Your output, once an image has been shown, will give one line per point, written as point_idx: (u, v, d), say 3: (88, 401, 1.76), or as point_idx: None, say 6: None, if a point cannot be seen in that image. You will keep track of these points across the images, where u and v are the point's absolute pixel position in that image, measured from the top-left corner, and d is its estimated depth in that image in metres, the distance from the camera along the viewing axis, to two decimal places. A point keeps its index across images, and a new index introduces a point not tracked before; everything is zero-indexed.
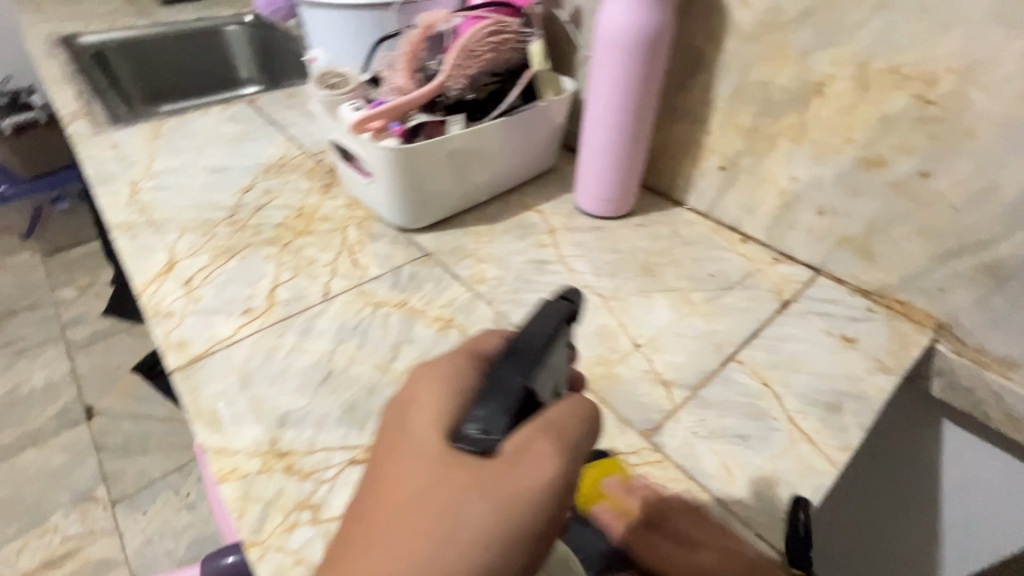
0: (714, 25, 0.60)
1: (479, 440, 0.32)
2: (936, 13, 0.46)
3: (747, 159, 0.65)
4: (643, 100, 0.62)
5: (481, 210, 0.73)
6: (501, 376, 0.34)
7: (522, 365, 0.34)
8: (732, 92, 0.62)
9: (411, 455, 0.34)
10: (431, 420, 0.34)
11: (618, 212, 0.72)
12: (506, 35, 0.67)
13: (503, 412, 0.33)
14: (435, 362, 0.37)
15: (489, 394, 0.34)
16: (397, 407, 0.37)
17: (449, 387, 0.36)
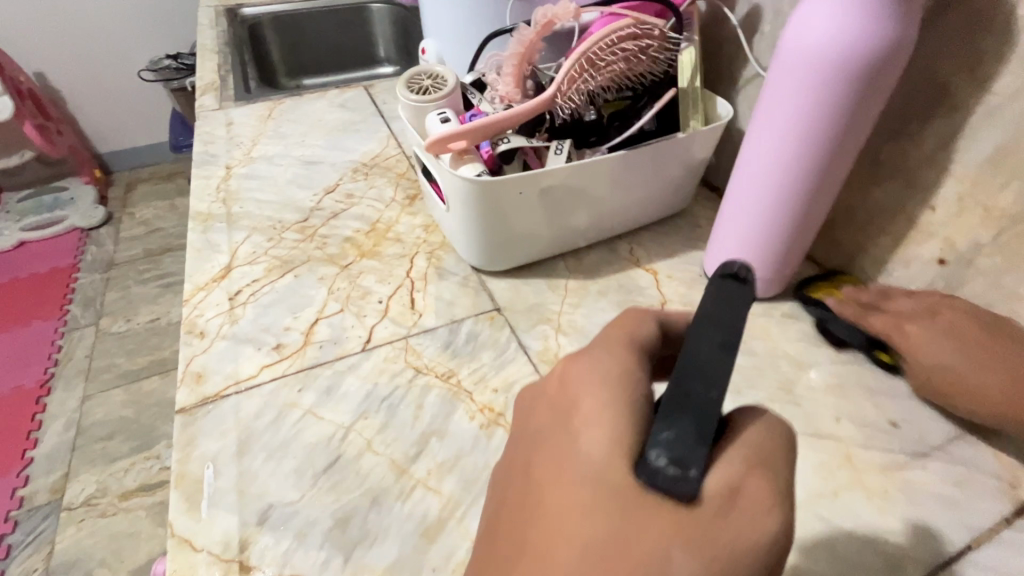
0: (980, 50, 0.38)
1: (674, 471, 0.22)
2: None
3: (992, 259, 0.42)
4: (851, 137, 0.41)
5: (577, 257, 0.58)
6: (684, 378, 0.23)
7: (712, 372, 0.23)
8: (987, 157, 0.40)
9: (578, 478, 0.23)
10: (601, 430, 0.24)
11: (765, 293, 0.52)
12: (649, 40, 0.50)
13: (698, 439, 0.22)
14: (590, 359, 0.27)
15: (672, 411, 0.23)
16: (550, 413, 0.27)
17: (619, 393, 0.25)
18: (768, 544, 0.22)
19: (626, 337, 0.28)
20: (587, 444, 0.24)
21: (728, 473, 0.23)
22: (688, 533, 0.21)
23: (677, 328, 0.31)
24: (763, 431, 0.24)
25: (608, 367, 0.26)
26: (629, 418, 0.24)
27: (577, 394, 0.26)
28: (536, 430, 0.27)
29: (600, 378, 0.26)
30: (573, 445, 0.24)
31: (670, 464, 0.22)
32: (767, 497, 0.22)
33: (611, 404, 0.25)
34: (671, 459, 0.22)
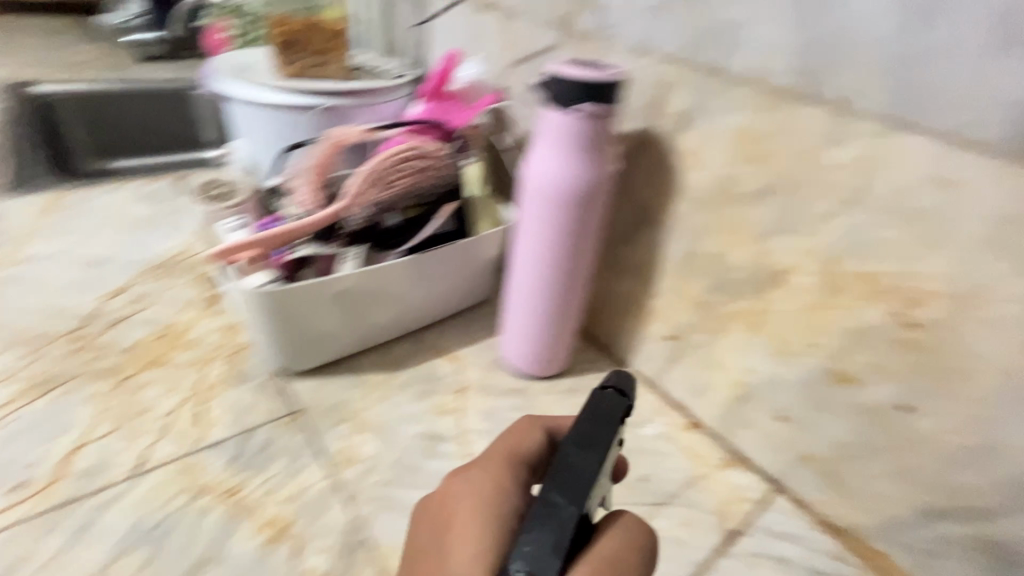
0: (663, 183, 0.52)
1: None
2: (919, 225, 0.37)
3: (698, 335, 0.54)
4: (575, 263, 0.52)
5: (386, 350, 0.61)
6: (553, 494, 0.29)
7: (577, 484, 0.30)
8: (682, 259, 0.53)
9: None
10: (471, 543, 0.30)
11: (548, 371, 0.60)
12: (433, 159, 0.58)
13: (554, 551, 0.28)
14: (468, 478, 0.34)
15: (540, 522, 0.29)
16: (440, 522, 0.33)
17: (488, 510, 0.32)
18: None
19: (513, 451, 0.36)
20: (457, 557, 0.30)
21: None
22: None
23: (560, 437, 0.39)
24: (613, 537, 0.32)
25: (483, 483, 0.33)
26: (495, 528, 0.31)
27: (455, 509, 0.33)
28: (426, 545, 0.33)
29: (475, 504, 0.32)
30: (448, 558, 0.31)
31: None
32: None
33: (481, 522, 0.31)
34: (529, 570, 0.27)
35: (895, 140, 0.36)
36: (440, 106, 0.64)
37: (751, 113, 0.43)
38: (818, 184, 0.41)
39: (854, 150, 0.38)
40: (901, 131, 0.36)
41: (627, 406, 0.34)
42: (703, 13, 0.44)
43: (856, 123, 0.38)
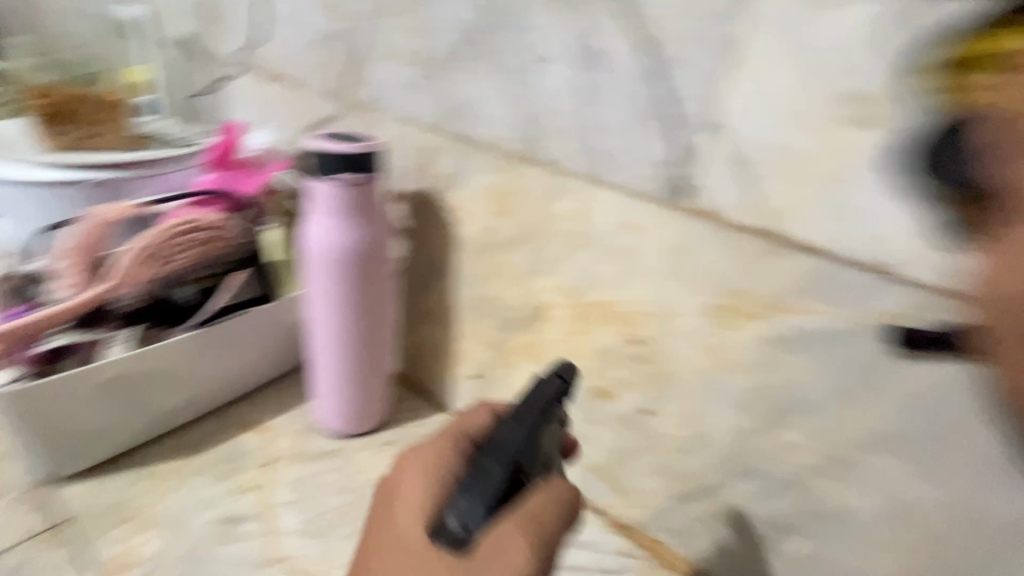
0: (446, 237, 0.57)
1: (458, 529, 0.34)
2: (622, 259, 0.44)
3: (496, 371, 0.59)
4: (369, 323, 0.54)
5: (187, 434, 0.60)
6: (484, 464, 0.35)
7: (502, 453, 0.35)
8: (471, 303, 0.58)
9: (399, 538, 0.35)
10: (417, 505, 0.36)
11: (365, 428, 0.61)
12: (212, 228, 0.56)
13: (482, 506, 0.34)
14: (421, 449, 0.38)
15: (472, 484, 0.35)
16: (385, 493, 0.38)
17: (432, 475, 0.37)
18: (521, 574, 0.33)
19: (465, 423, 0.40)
20: (403, 520, 0.36)
21: (496, 536, 0.33)
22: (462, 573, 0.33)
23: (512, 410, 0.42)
24: (540, 498, 0.35)
25: (430, 453, 0.38)
26: (437, 492, 0.36)
27: (405, 478, 0.37)
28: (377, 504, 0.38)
29: (423, 476, 0.37)
30: (394, 522, 0.36)
31: (458, 525, 0.34)
32: (520, 550, 0.33)
33: (429, 490, 0.36)
34: (459, 523, 0.34)
35: (594, 192, 0.44)
36: (228, 175, 0.63)
37: (496, 173, 0.50)
38: (554, 230, 0.48)
39: (572, 201, 0.46)
40: (596, 185, 0.44)
41: (560, 389, 0.37)
42: (447, 89, 0.51)
43: (568, 178, 0.45)
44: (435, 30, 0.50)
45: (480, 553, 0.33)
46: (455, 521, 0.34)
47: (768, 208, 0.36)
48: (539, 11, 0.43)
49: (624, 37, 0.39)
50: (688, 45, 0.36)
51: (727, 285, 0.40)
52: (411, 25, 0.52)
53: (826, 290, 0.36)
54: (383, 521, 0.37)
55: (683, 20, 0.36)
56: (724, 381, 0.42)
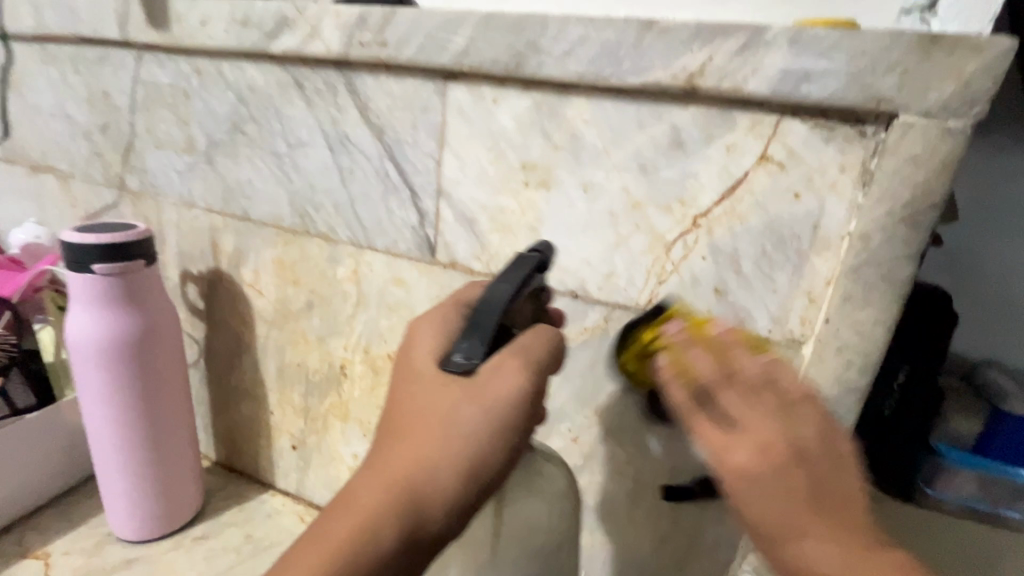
0: (242, 312, 0.58)
1: (462, 360, 0.30)
2: (399, 312, 0.49)
3: (312, 438, 0.59)
4: (155, 411, 0.53)
5: None
6: (477, 307, 0.32)
7: (491, 300, 0.31)
8: (277, 374, 0.58)
9: (414, 379, 0.31)
10: (428, 349, 0.32)
11: (168, 527, 0.58)
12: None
13: (483, 337, 0.30)
14: (429, 310, 0.34)
15: (472, 322, 0.31)
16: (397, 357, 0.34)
17: (442, 323, 0.33)
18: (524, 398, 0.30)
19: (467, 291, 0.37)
20: (418, 357, 0.32)
21: (497, 359, 0.30)
22: (471, 395, 0.30)
23: None
24: (536, 330, 0.32)
25: (436, 308, 0.34)
26: (447, 338, 0.32)
27: (414, 329, 0.34)
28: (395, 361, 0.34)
29: (428, 328, 0.33)
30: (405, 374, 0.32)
31: (464, 359, 0.30)
32: (521, 371, 0.30)
33: (436, 336, 0.33)
34: (463, 355, 0.30)
35: (365, 256, 0.49)
36: None
37: (278, 247, 0.53)
38: (339, 293, 0.52)
39: (348, 266, 0.50)
40: (364, 250, 0.49)
41: (541, 257, 0.35)
42: (220, 174, 0.54)
43: (341, 247, 0.50)
44: (202, 120, 0.53)
45: (483, 376, 0.30)
46: (460, 355, 0.30)
47: (495, 256, 0.44)
48: (290, 103, 0.48)
49: (361, 124, 0.45)
50: (410, 131, 0.44)
51: None
52: (178, 116, 0.54)
53: None
54: (399, 370, 0.33)
55: (402, 112, 0.43)
56: None
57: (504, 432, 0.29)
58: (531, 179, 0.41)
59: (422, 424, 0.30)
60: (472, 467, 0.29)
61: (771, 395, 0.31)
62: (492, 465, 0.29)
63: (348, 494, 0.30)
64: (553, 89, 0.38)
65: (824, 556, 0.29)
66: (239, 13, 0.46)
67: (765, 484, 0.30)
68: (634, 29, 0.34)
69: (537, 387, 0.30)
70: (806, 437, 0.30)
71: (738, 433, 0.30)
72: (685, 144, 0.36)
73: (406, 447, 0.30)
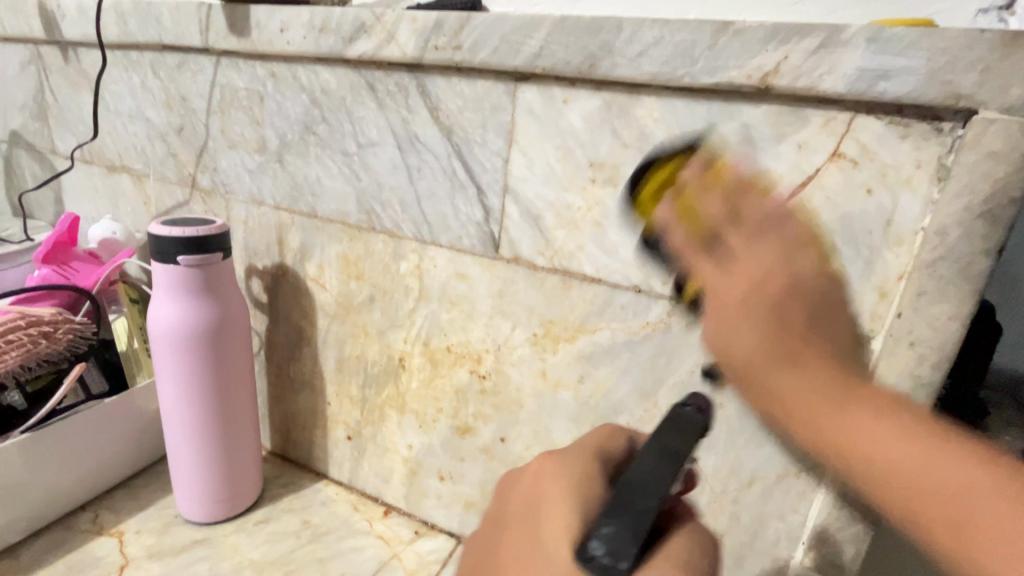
0: (304, 305, 0.60)
1: (608, 562, 0.25)
2: (460, 305, 0.51)
3: (367, 428, 0.61)
4: (226, 396, 0.55)
5: (26, 547, 0.57)
6: (630, 487, 0.28)
7: (648, 482, 0.28)
8: (336, 366, 0.61)
9: (542, 575, 0.26)
10: (563, 528, 0.27)
11: (231, 510, 0.60)
12: (37, 327, 0.53)
13: (636, 536, 0.26)
14: (567, 470, 0.30)
15: (622, 508, 0.27)
16: (521, 516, 0.30)
17: (581, 495, 0.28)
18: None
19: (603, 444, 0.33)
20: (548, 538, 0.27)
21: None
22: None
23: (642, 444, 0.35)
24: (687, 538, 0.28)
25: (572, 469, 0.30)
26: (584, 519, 0.27)
27: (545, 491, 0.29)
28: (513, 518, 0.30)
29: (562, 499, 0.28)
30: (535, 547, 0.27)
31: (607, 555, 0.25)
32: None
33: (572, 513, 0.27)
34: (608, 553, 0.25)
35: (428, 251, 0.51)
36: (65, 265, 0.62)
37: (343, 243, 0.55)
38: (401, 287, 0.54)
39: (412, 261, 0.52)
40: (429, 245, 0.51)
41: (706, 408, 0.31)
42: (290, 173, 0.56)
43: (406, 242, 0.52)
44: (275, 122, 0.55)
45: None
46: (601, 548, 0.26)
47: (559, 251, 0.45)
48: (361, 105, 0.50)
49: (431, 125, 0.47)
50: (479, 130, 0.45)
51: (542, 317, 0.48)
52: (251, 118, 0.57)
53: (611, 312, 0.45)
54: (521, 541, 0.29)
55: (472, 112, 0.45)
56: (556, 399, 0.50)
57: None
58: (599, 177, 0.42)
59: None
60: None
61: (772, 233, 0.32)
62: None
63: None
64: (624, 89, 0.40)
65: (796, 386, 0.29)
66: (318, 20, 0.48)
67: (758, 306, 0.30)
68: (709, 30, 0.35)
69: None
70: (809, 276, 0.31)
71: (723, 274, 0.32)
72: (756, 141, 0.37)
73: None
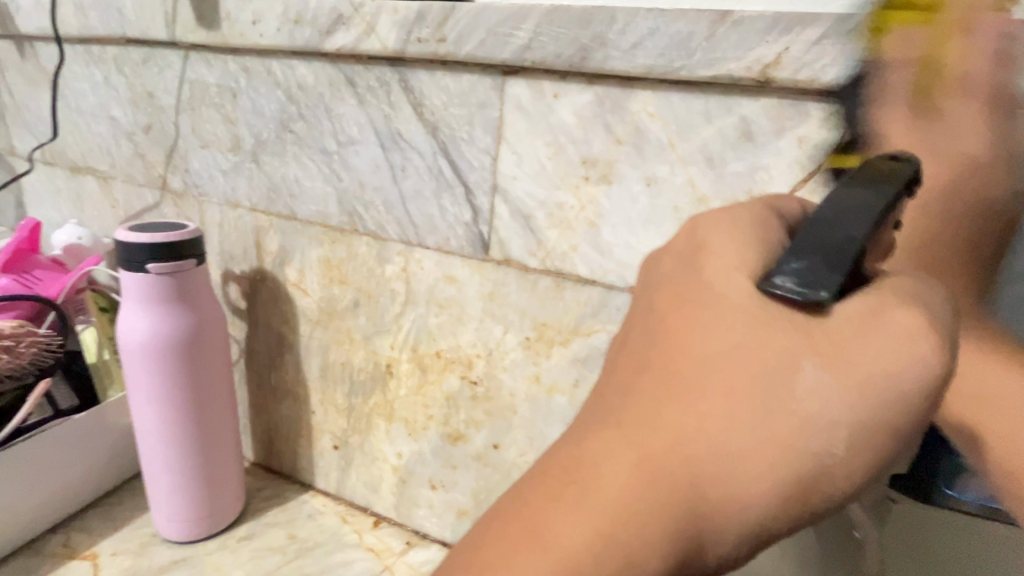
0: (285, 311, 0.58)
1: (797, 291, 0.22)
2: (449, 308, 0.49)
3: (355, 437, 0.59)
4: (203, 409, 0.53)
5: None
6: (822, 220, 0.23)
7: (849, 215, 0.23)
8: (320, 373, 0.58)
9: (715, 313, 0.23)
10: (739, 265, 0.23)
11: (211, 528, 0.57)
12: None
13: (833, 267, 0.22)
14: (734, 211, 0.26)
15: (812, 239, 0.23)
16: (676, 262, 0.26)
17: (761, 236, 0.24)
18: (913, 380, 0.21)
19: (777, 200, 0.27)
20: (719, 277, 0.24)
21: (872, 306, 0.22)
22: (824, 350, 0.21)
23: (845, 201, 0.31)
24: (912, 283, 0.23)
25: (744, 215, 0.25)
26: (765, 253, 0.24)
27: (707, 237, 0.25)
28: (663, 273, 0.26)
29: (735, 241, 0.24)
30: (703, 286, 0.24)
31: (796, 284, 0.22)
32: (916, 335, 0.21)
33: (749, 250, 0.24)
34: (797, 281, 0.22)
35: (415, 253, 0.49)
36: (25, 273, 0.58)
37: (324, 246, 0.53)
38: (387, 291, 0.52)
39: (397, 264, 0.50)
40: (415, 247, 0.49)
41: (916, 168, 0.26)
42: (266, 173, 0.54)
43: (391, 244, 0.50)
44: (249, 119, 0.53)
45: (842, 328, 0.22)
46: (792, 278, 0.22)
47: (552, 251, 0.44)
48: (340, 101, 0.48)
49: (415, 121, 0.45)
50: (465, 127, 0.43)
51: (535, 320, 0.46)
52: (224, 116, 0.54)
53: (607, 314, 0.43)
54: (681, 289, 0.25)
55: (458, 107, 0.43)
56: (551, 404, 0.48)
57: (872, 424, 0.21)
58: (592, 174, 0.41)
59: (732, 375, 0.22)
60: (809, 472, 0.21)
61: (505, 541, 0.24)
62: (841, 470, 0.21)
63: (592, 466, 0.23)
64: (617, 82, 0.38)
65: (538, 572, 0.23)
66: (292, 11, 0.46)
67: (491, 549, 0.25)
68: (706, 22, 0.33)
69: (940, 361, 0.21)
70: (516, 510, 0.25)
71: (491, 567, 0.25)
72: (754, 136, 0.35)
73: (695, 413, 0.22)
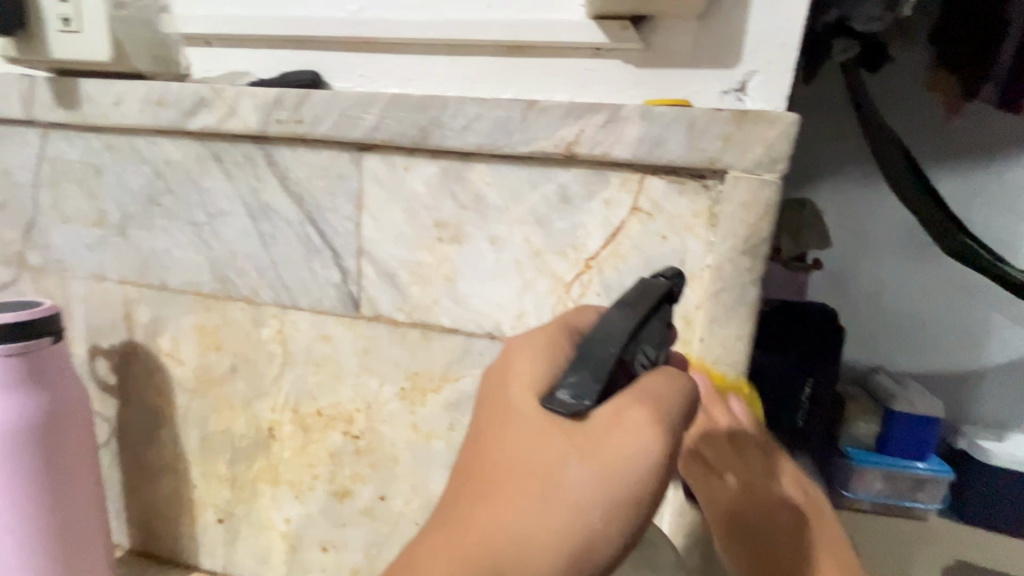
0: (158, 383, 0.56)
1: (571, 401, 0.28)
2: (327, 366, 0.51)
3: (240, 508, 0.57)
4: (57, 492, 0.49)
5: None
6: (590, 341, 0.30)
7: (610, 334, 0.30)
8: (199, 444, 0.57)
9: (510, 422, 0.29)
10: (527, 382, 0.30)
11: None
12: None
13: (598, 380, 0.28)
14: (536, 332, 0.33)
15: (581, 358, 0.30)
16: (494, 377, 0.33)
17: (546, 355, 0.31)
18: (644, 456, 0.26)
19: (569, 320, 0.35)
20: (512, 393, 0.30)
21: (617, 408, 0.28)
22: (584, 446, 0.27)
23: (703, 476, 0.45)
24: (657, 378, 0.29)
25: (540, 336, 0.32)
26: (553, 371, 0.31)
27: (513, 357, 0.32)
28: (487, 389, 0.33)
29: (526, 359, 0.31)
30: (506, 397, 0.30)
31: (572, 399, 0.28)
32: (645, 425, 0.27)
33: (538, 366, 0.31)
34: (572, 395, 0.28)
35: (289, 316, 0.51)
36: None
37: (198, 314, 0.53)
38: (265, 355, 0.52)
39: (273, 327, 0.52)
40: (290, 310, 0.51)
41: (670, 286, 0.34)
42: (134, 246, 0.54)
43: (265, 308, 0.51)
44: (114, 195, 0.53)
45: (595, 425, 0.27)
46: (568, 397, 0.28)
47: (417, 306, 0.47)
48: (208, 176, 0.50)
49: (282, 194, 0.48)
50: (329, 198, 0.47)
51: (408, 370, 0.49)
52: (87, 191, 0.54)
53: (470, 361, 0.47)
54: (494, 406, 0.31)
55: (321, 180, 0.47)
56: (430, 449, 0.50)
57: (617, 495, 0.26)
58: (444, 236, 0.45)
59: (519, 473, 0.28)
60: (578, 547, 0.26)
61: None
62: (603, 540, 0.26)
63: (423, 566, 0.27)
64: (456, 156, 0.44)
65: None
66: (154, 94, 0.48)
67: None
68: (519, 108, 0.40)
69: (664, 443, 0.27)
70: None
71: None
72: (571, 199, 0.42)
73: (492, 507, 0.27)
